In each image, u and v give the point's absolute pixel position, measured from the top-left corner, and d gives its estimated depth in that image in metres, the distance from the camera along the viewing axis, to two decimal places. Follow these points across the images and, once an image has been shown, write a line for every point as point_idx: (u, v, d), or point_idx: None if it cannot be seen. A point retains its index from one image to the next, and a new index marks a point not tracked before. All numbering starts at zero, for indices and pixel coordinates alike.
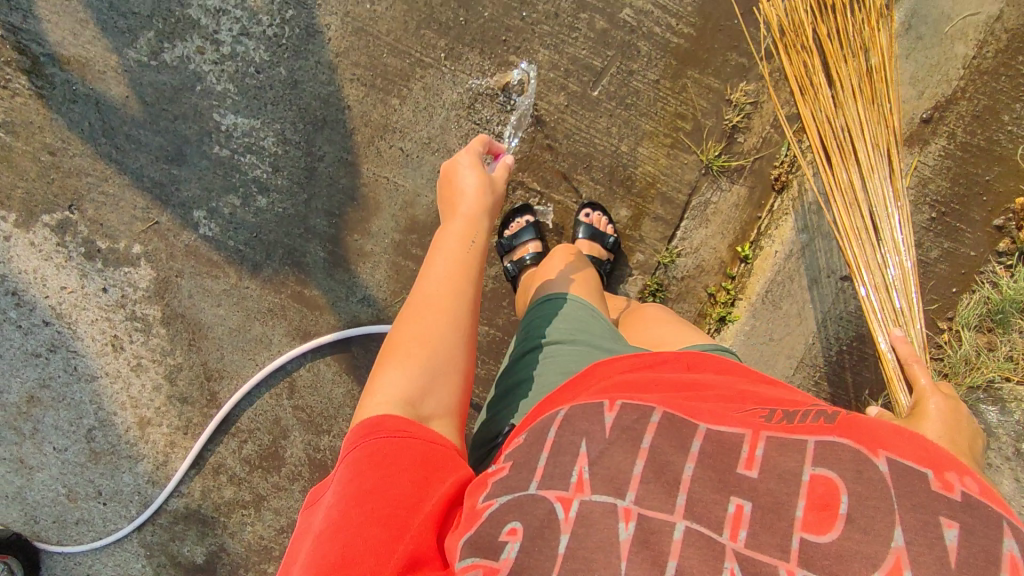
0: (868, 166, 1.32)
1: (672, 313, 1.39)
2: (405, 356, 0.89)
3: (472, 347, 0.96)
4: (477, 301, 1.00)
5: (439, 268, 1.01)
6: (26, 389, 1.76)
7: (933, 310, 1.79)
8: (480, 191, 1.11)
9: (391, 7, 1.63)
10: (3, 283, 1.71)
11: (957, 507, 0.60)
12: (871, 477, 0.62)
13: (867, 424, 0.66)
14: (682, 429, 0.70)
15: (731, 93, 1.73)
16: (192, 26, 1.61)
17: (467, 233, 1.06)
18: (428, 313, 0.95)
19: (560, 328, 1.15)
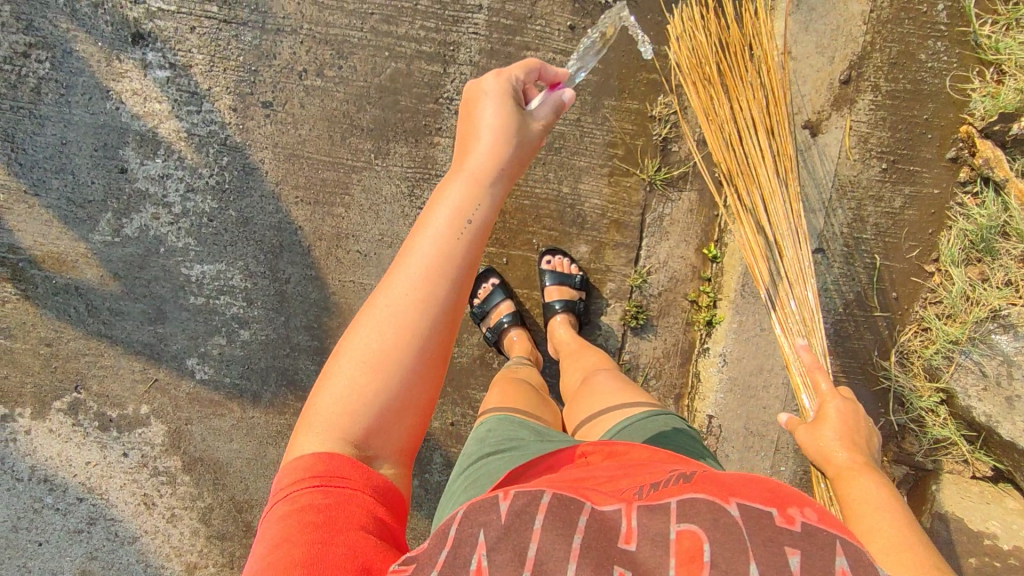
0: (769, 189, 1.44)
1: (622, 380, 1.43)
2: (354, 380, 0.81)
3: (435, 371, 0.85)
4: (452, 311, 0.84)
5: (419, 256, 0.84)
6: (78, 565, 1.85)
7: (916, 256, 1.74)
8: (495, 152, 0.92)
9: (313, 127, 1.72)
10: (35, 473, 1.82)
11: (799, 538, 0.63)
12: (726, 522, 0.64)
13: (716, 478, 0.71)
14: (568, 506, 0.68)
15: (652, 108, 1.73)
16: (143, 197, 1.72)
17: (463, 208, 0.86)
18: (390, 324, 0.82)
19: (489, 442, 1.15)
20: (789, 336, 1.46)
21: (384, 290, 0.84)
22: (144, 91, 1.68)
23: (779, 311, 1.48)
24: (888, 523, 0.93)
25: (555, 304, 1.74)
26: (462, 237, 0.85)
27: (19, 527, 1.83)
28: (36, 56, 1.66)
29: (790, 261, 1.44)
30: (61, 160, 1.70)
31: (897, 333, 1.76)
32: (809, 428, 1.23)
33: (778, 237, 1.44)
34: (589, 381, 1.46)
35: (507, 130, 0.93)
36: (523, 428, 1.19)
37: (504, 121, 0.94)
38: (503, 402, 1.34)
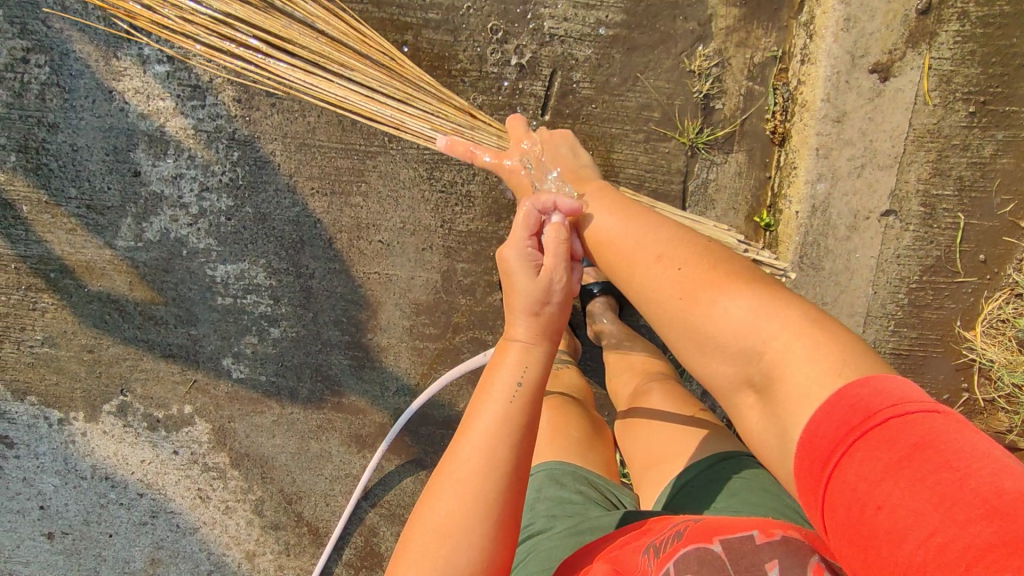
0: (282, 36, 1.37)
1: (675, 395, 1.29)
2: (425, 554, 0.86)
3: (510, 528, 0.89)
4: (516, 469, 0.90)
5: (479, 429, 0.92)
6: (147, 554, 1.93)
7: (1010, 212, 1.50)
8: (535, 313, 1.00)
9: (320, 113, 1.61)
10: (96, 471, 1.89)
11: (777, 546, 0.75)
12: (710, 560, 0.77)
13: (700, 528, 0.84)
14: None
15: (690, 63, 1.54)
16: (159, 200, 1.67)
17: (518, 372, 0.96)
18: (460, 489, 0.88)
19: (538, 512, 1.13)
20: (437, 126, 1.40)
21: (452, 457, 0.91)
22: (146, 88, 1.61)
23: (405, 129, 1.42)
24: (635, 258, 1.05)
25: (592, 286, 1.62)
26: (519, 398, 0.93)
27: (89, 521, 1.92)
28: (34, 61, 1.60)
29: (358, 73, 1.39)
30: (74, 167, 1.66)
31: (985, 300, 1.54)
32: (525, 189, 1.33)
33: (341, 58, 1.37)
34: (641, 397, 1.32)
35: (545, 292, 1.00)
36: (578, 497, 1.14)
37: (542, 287, 1.00)
38: (550, 444, 1.27)
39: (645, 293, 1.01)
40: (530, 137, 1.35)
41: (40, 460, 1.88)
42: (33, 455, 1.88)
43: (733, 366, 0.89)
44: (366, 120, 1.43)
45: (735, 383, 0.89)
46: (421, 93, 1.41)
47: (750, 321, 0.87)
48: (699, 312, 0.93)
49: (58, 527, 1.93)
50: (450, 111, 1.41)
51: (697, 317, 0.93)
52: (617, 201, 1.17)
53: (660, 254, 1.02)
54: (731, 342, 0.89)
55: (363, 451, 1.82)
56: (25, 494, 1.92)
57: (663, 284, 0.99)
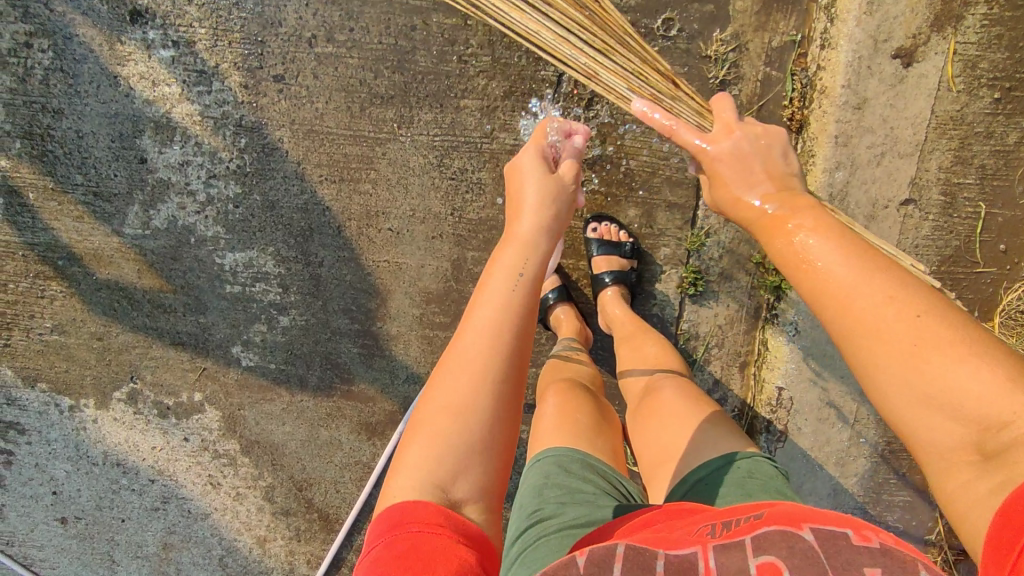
0: None
1: (688, 393, 1.28)
2: (431, 432, 0.83)
3: (511, 417, 0.86)
4: (517, 356, 0.87)
5: (481, 317, 0.89)
6: (160, 538, 1.96)
7: None
8: (541, 208, 0.98)
9: (329, 99, 1.58)
10: (108, 457, 1.90)
11: (877, 553, 0.63)
12: (801, 547, 0.65)
13: (786, 513, 0.73)
14: (644, 553, 0.69)
15: (706, 47, 1.50)
16: (166, 187, 1.65)
17: (517, 264, 0.92)
18: (465, 376, 0.85)
19: (548, 496, 1.07)
20: (630, 89, 1.11)
21: (454, 350, 0.88)
22: (152, 73, 1.58)
23: (596, 81, 1.13)
24: (855, 290, 0.80)
25: (603, 276, 1.59)
26: (520, 289, 0.90)
27: (102, 506, 1.94)
28: (37, 46, 1.57)
29: (556, 10, 1.08)
30: (80, 153, 1.64)
31: (1003, 291, 1.52)
32: (725, 190, 1.00)
33: None
34: (653, 393, 1.31)
35: (552, 189, 1.00)
36: (589, 487, 1.08)
37: (545, 191, 0.99)
38: (559, 430, 1.23)
39: (863, 328, 0.78)
40: (743, 125, 1.01)
41: (52, 446, 1.89)
42: (45, 442, 1.89)
43: (960, 430, 0.73)
44: (553, 62, 1.15)
45: (949, 447, 0.74)
46: (624, 45, 1.11)
47: (1004, 392, 0.71)
48: (933, 371, 0.74)
49: (71, 512, 1.95)
50: (653, 73, 1.11)
51: (932, 377, 0.74)
52: (825, 218, 0.91)
53: (895, 285, 0.79)
54: (968, 409, 0.72)
55: (373, 439, 1.82)
56: (38, 479, 1.93)
57: (894, 329, 0.76)
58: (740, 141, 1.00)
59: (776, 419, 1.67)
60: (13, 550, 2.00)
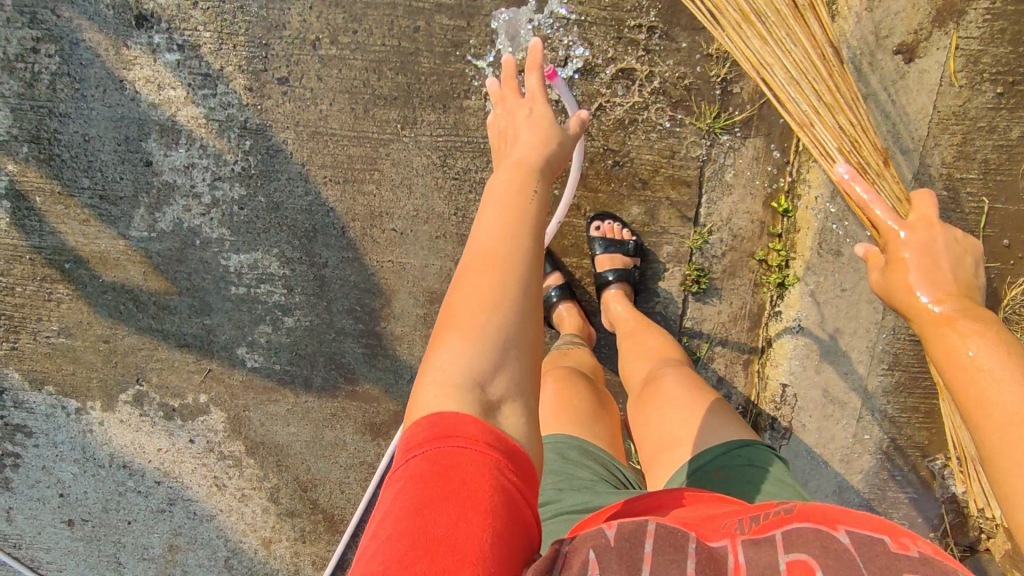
0: None
1: (691, 380, 1.29)
2: (460, 327, 0.74)
3: (541, 306, 0.78)
4: (539, 247, 0.81)
5: (490, 212, 0.82)
6: (165, 540, 1.96)
7: None
8: (543, 126, 0.97)
9: (333, 101, 1.59)
10: (115, 459, 1.91)
11: (919, 565, 0.63)
12: (837, 548, 0.65)
13: (822, 509, 0.72)
14: (676, 533, 0.69)
15: (707, 46, 1.51)
16: (172, 190, 1.66)
17: (523, 169, 0.89)
18: (485, 273, 0.77)
19: (547, 482, 1.10)
20: (836, 148, 1.14)
21: (468, 246, 0.80)
22: (157, 77, 1.59)
23: (807, 130, 1.17)
24: None
25: (606, 275, 1.59)
26: (533, 189, 0.85)
27: (108, 508, 1.95)
28: (44, 51, 1.59)
29: (791, 56, 1.15)
30: (87, 157, 1.65)
31: (1008, 287, 1.52)
32: (904, 277, 1.02)
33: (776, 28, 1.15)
34: (655, 380, 1.32)
35: (546, 110, 1.00)
36: (587, 473, 1.11)
37: (542, 113, 0.99)
38: (558, 418, 1.25)
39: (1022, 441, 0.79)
40: (943, 227, 1.05)
41: (59, 448, 1.90)
42: (51, 444, 1.90)
43: None
44: (772, 101, 1.19)
45: None
46: (854, 107, 1.15)
47: None
48: None
49: (78, 514, 1.96)
50: (869, 151, 1.14)
51: None
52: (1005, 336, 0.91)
53: None
54: None
55: (378, 439, 1.83)
56: (45, 482, 1.94)
57: None
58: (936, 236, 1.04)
59: (781, 416, 1.67)
60: (19, 553, 2.01)
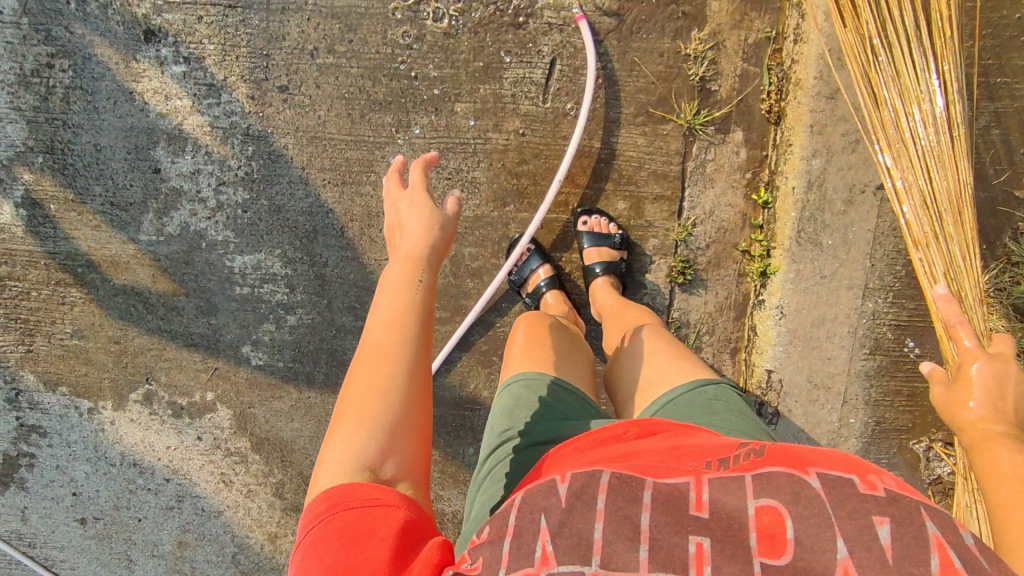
0: (912, 95, 1.34)
1: (665, 338, 1.34)
2: (351, 418, 0.82)
3: (425, 396, 0.88)
4: (424, 342, 0.91)
5: (380, 313, 0.92)
6: (174, 537, 2.02)
7: (1004, 182, 1.53)
8: (427, 228, 1.03)
9: (330, 106, 1.67)
10: (125, 457, 1.97)
11: (883, 502, 0.68)
12: (807, 494, 0.69)
13: (789, 451, 0.76)
14: (631, 483, 0.73)
15: (686, 46, 1.59)
16: (179, 195, 1.75)
17: (408, 273, 0.97)
18: (378, 368, 0.86)
19: (520, 418, 1.09)
20: (932, 277, 1.37)
21: (361, 345, 0.90)
22: (164, 88, 1.68)
23: (921, 250, 1.38)
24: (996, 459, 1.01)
25: (595, 267, 1.65)
26: (416, 290, 0.95)
27: (120, 506, 2.01)
28: (59, 66, 1.68)
29: (918, 188, 1.36)
30: (98, 166, 1.74)
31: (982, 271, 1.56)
32: (962, 394, 1.18)
33: (920, 160, 1.35)
34: (631, 340, 1.37)
35: (430, 210, 1.06)
36: (562, 403, 1.12)
37: (428, 213, 1.05)
38: (530, 354, 1.25)
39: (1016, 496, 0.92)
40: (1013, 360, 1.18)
41: (72, 448, 1.97)
42: (65, 444, 1.97)
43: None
44: (898, 220, 1.41)
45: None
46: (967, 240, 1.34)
47: None
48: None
49: (90, 513, 2.02)
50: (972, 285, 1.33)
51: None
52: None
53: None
54: None
55: None
56: (58, 481, 2.00)
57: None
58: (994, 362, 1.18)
59: (767, 402, 1.71)
60: (33, 552, 2.07)
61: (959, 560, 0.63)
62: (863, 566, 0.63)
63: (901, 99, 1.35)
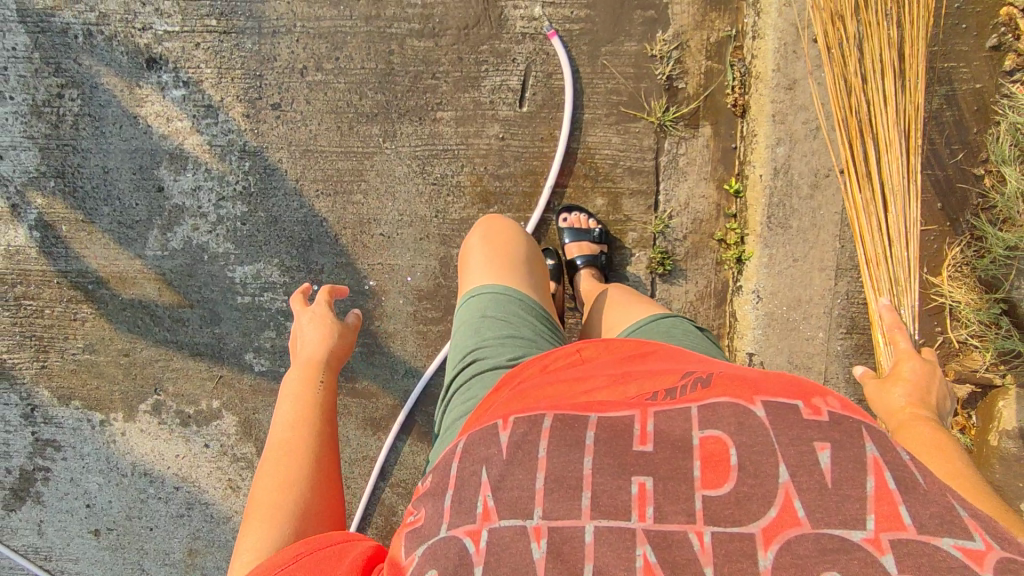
0: (886, 140, 1.39)
1: (630, 291, 1.49)
2: (263, 506, 0.97)
3: (329, 473, 1.07)
4: (323, 432, 1.13)
5: (282, 421, 1.14)
6: (185, 545, 2.08)
7: (961, 160, 1.60)
8: (325, 336, 1.31)
9: (321, 121, 1.78)
10: (136, 467, 2.05)
11: (826, 427, 0.71)
12: (752, 424, 0.73)
13: (738, 382, 0.78)
14: (575, 426, 0.78)
15: (651, 48, 1.69)
16: (182, 212, 1.85)
17: (304, 382, 1.22)
18: (283, 464, 1.05)
19: (486, 337, 1.18)
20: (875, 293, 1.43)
21: (268, 448, 1.09)
22: (166, 111, 1.80)
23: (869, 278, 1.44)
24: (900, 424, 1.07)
25: (576, 260, 1.72)
26: (317, 390, 1.20)
27: (132, 516, 2.08)
28: (68, 95, 1.81)
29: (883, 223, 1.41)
30: (106, 187, 1.85)
31: (948, 246, 1.63)
32: (892, 389, 1.16)
33: (886, 197, 1.40)
34: (600, 297, 1.52)
35: (324, 319, 1.33)
36: (520, 317, 1.22)
37: (325, 326, 1.32)
38: (494, 265, 1.34)
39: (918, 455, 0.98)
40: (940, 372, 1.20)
41: (85, 460, 2.05)
42: (79, 456, 2.05)
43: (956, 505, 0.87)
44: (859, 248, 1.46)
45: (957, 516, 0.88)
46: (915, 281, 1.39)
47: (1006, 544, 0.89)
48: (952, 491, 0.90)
49: (104, 524, 2.09)
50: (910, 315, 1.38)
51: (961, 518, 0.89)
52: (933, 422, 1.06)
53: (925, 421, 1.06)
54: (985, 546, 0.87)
55: (378, 433, 1.95)
56: (72, 494, 2.08)
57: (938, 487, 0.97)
58: (923, 368, 1.19)
59: None
60: (49, 566, 2.13)
61: (894, 481, 0.67)
62: (801, 490, 0.68)
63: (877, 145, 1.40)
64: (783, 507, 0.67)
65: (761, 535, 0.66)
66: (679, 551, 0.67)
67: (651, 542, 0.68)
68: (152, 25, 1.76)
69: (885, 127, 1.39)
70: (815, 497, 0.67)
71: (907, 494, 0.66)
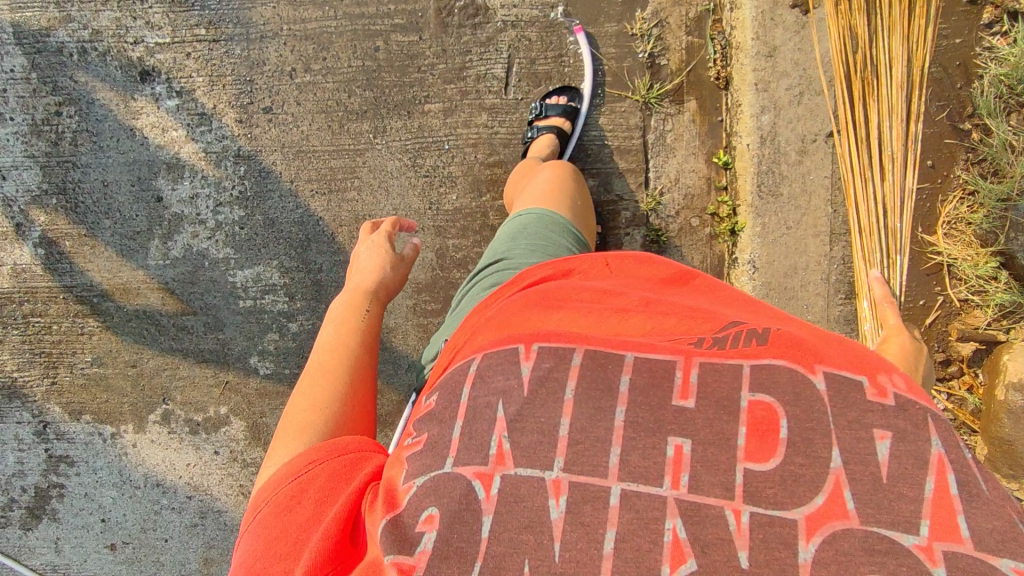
0: (887, 103, 1.36)
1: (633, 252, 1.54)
2: (300, 410, 0.99)
3: (363, 386, 1.07)
4: (361, 352, 1.14)
5: (324, 340, 1.17)
6: (200, 554, 2.07)
7: (948, 117, 1.60)
8: (379, 265, 1.38)
9: (311, 121, 1.81)
10: (148, 479, 2.06)
11: (891, 414, 0.61)
12: (810, 395, 0.64)
13: (799, 345, 0.68)
14: (608, 366, 0.70)
15: (631, 26, 1.71)
16: (181, 219, 1.88)
17: (349, 308, 1.26)
18: (320, 377, 1.07)
19: (518, 250, 1.22)
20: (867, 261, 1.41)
21: (309, 364, 1.12)
22: (161, 121, 1.84)
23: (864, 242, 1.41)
24: None
25: None
26: (361, 316, 1.23)
27: (146, 528, 2.08)
28: (65, 112, 1.85)
29: (880, 192, 1.37)
30: (106, 201, 1.89)
31: (941, 204, 1.63)
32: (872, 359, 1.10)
33: (887, 161, 1.36)
34: None
35: (381, 255, 1.39)
36: (555, 241, 1.23)
37: (379, 260, 1.39)
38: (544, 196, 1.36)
39: None
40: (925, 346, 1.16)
41: (98, 474, 2.06)
42: (91, 471, 2.06)
43: None
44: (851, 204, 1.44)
45: None
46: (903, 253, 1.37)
47: None
48: None
49: (119, 537, 2.09)
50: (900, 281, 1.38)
51: None
52: None
53: None
54: None
55: (384, 430, 1.95)
56: (87, 509, 2.09)
57: None
58: (908, 342, 1.14)
59: None
60: None
61: (957, 486, 0.57)
62: (854, 479, 0.59)
63: (879, 105, 1.37)
64: (832, 497, 0.58)
65: (805, 524, 0.57)
66: (712, 529, 0.59)
67: (683, 517, 0.60)
68: (143, 38, 1.81)
69: (887, 89, 1.36)
70: (870, 491, 0.58)
71: (970, 504, 0.56)
